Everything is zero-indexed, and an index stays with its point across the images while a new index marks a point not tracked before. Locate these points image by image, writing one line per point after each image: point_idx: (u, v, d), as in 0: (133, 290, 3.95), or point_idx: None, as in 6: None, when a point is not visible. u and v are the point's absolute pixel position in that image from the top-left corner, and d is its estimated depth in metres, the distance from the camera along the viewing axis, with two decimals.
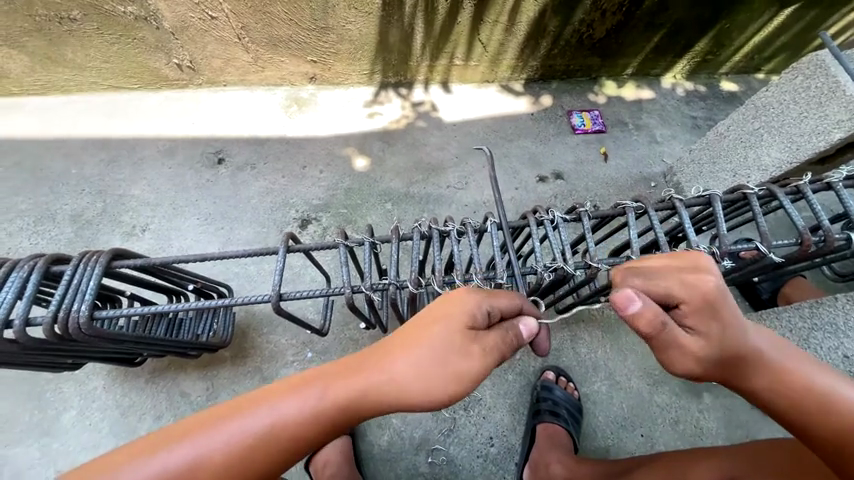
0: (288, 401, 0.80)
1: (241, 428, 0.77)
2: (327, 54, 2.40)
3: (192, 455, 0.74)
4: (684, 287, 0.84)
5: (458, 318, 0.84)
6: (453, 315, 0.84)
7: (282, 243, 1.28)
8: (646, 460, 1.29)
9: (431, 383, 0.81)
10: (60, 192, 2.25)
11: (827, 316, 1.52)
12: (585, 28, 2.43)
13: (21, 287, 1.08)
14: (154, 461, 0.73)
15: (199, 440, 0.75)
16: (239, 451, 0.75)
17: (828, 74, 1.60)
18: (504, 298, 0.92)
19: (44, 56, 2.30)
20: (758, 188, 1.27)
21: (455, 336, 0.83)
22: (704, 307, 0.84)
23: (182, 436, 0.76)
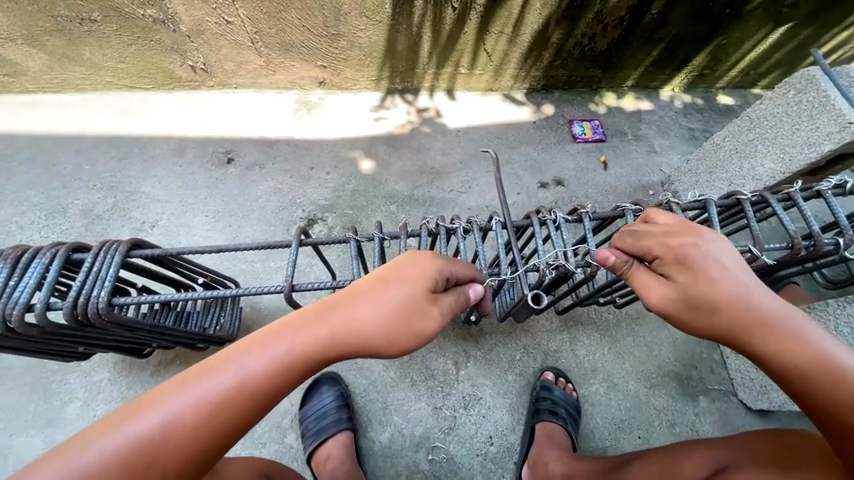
0: (229, 370, 0.74)
1: (179, 408, 0.70)
2: (337, 60, 2.47)
3: (159, 420, 0.69)
4: (660, 244, 0.90)
5: (415, 281, 0.87)
6: (412, 278, 0.87)
7: (294, 237, 1.32)
8: (642, 454, 1.33)
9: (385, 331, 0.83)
10: (72, 188, 2.29)
11: (818, 321, 1.57)
12: (586, 41, 2.51)
13: (43, 272, 1.12)
14: (101, 443, 0.66)
15: (165, 407, 0.70)
16: (212, 410, 0.72)
17: (818, 89, 1.66)
18: (461, 267, 0.99)
19: (62, 55, 2.37)
20: (751, 195, 1.33)
21: (413, 299, 0.86)
22: (675, 258, 0.88)
23: (148, 403, 0.70)
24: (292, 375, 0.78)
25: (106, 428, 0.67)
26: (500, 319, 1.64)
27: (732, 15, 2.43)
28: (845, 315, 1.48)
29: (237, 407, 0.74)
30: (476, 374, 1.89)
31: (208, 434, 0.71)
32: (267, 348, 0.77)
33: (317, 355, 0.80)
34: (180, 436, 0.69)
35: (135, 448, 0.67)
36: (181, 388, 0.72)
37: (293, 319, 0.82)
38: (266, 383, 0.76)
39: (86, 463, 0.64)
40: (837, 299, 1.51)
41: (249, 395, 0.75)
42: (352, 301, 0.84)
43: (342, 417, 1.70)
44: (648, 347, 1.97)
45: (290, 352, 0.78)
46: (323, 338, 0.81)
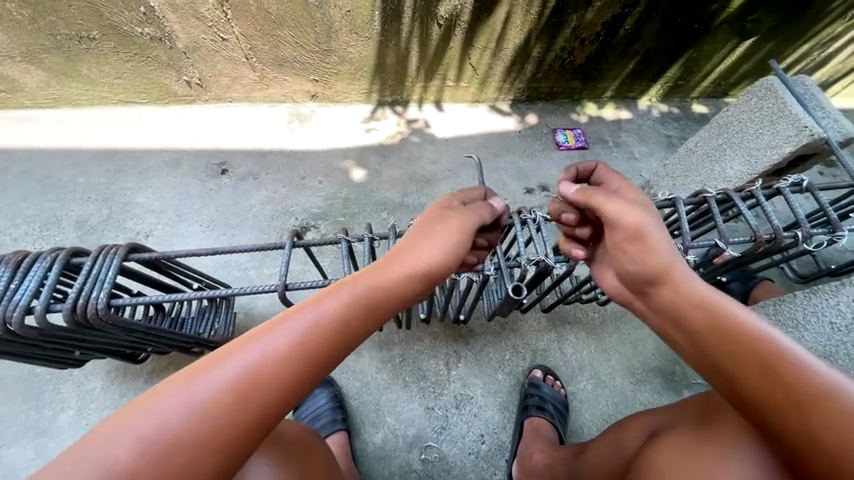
0: (311, 310, 0.77)
1: (271, 346, 0.73)
2: (328, 74, 2.57)
3: (259, 353, 0.72)
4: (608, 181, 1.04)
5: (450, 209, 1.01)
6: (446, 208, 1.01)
7: (287, 239, 1.38)
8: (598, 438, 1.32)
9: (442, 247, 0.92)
10: (66, 199, 2.33)
11: (788, 311, 1.64)
12: (566, 55, 2.65)
13: (43, 276, 1.16)
14: (213, 374, 0.69)
15: (263, 342, 0.73)
16: (303, 349, 0.74)
17: (776, 96, 1.81)
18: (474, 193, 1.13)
19: (60, 72, 2.44)
20: (717, 193, 1.42)
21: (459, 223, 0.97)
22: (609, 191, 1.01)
23: (248, 340, 0.74)
24: (367, 315, 0.82)
25: (189, 378, 0.69)
26: (488, 318, 1.70)
27: (701, 30, 2.60)
28: (810, 305, 1.60)
29: (313, 351, 0.75)
30: (467, 374, 1.94)
31: (300, 374, 0.73)
32: (340, 291, 0.81)
33: (385, 299, 0.85)
34: (261, 381, 0.70)
35: (230, 389, 0.69)
36: (256, 338, 0.74)
37: (365, 272, 0.86)
38: (349, 319, 0.79)
39: (203, 393, 0.68)
40: (802, 291, 1.63)
41: (321, 340, 0.76)
42: (409, 248, 0.91)
43: (337, 418, 1.74)
44: (632, 344, 2.04)
45: (364, 287, 0.83)
46: (395, 273, 0.87)
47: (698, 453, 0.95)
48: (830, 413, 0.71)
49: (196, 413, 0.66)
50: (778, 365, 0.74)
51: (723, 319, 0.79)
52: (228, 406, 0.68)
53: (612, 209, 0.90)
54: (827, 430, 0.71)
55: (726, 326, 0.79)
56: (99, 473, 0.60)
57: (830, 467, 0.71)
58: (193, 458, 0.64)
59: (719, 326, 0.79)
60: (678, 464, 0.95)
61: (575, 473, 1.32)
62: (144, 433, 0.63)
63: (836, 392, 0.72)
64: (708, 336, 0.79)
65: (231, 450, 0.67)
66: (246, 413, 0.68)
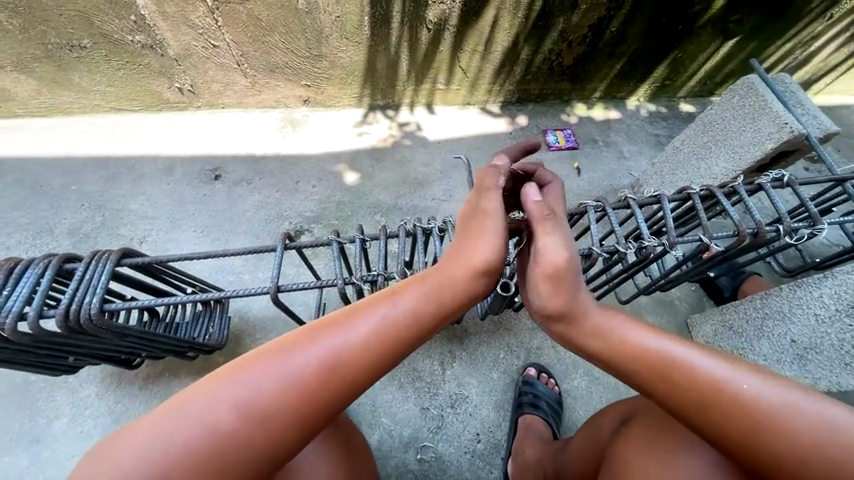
0: (388, 304, 0.80)
1: (355, 333, 0.77)
2: (320, 79, 2.60)
3: (340, 341, 0.75)
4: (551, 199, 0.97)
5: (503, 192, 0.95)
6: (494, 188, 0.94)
7: (279, 242, 1.39)
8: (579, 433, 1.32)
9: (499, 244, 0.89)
10: (60, 207, 2.33)
11: (775, 305, 1.69)
12: (554, 56, 2.69)
13: (35, 283, 1.16)
14: (300, 353, 0.74)
15: (345, 330, 0.77)
16: (378, 341, 0.77)
17: (758, 94, 1.85)
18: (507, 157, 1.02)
19: (51, 81, 2.44)
20: (700, 189, 1.45)
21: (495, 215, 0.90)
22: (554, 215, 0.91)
23: (332, 326, 0.77)
24: (434, 312, 0.82)
25: (278, 355, 0.73)
26: (481, 317, 1.71)
27: (685, 31, 2.65)
28: (796, 298, 1.62)
29: (383, 346, 0.77)
30: (462, 373, 1.95)
31: (370, 364, 0.76)
32: (413, 289, 0.83)
33: (451, 296, 0.84)
34: (338, 367, 0.74)
35: (313, 371, 0.73)
36: (333, 326, 0.77)
37: (435, 269, 0.87)
38: (418, 318, 0.81)
39: (292, 370, 0.72)
40: (788, 284, 1.65)
41: (390, 336, 0.78)
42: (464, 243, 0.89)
43: None
44: None
45: (432, 287, 0.84)
46: (457, 272, 0.86)
47: (664, 446, 0.95)
48: (738, 415, 0.74)
49: (281, 388, 0.71)
50: (675, 373, 0.78)
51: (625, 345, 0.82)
52: (312, 386, 0.72)
53: (544, 243, 0.85)
54: (736, 427, 0.74)
55: (630, 350, 0.82)
56: (202, 427, 0.67)
57: (748, 458, 0.75)
58: (276, 431, 0.70)
59: (625, 351, 0.82)
60: (646, 458, 0.96)
61: (559, 467, 1.34)
62: (235, 399, 0.69)
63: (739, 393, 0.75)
64: (611, 356, 0.83)
65: (306, 427, 0.72)
66: (325, 392, 0.73)
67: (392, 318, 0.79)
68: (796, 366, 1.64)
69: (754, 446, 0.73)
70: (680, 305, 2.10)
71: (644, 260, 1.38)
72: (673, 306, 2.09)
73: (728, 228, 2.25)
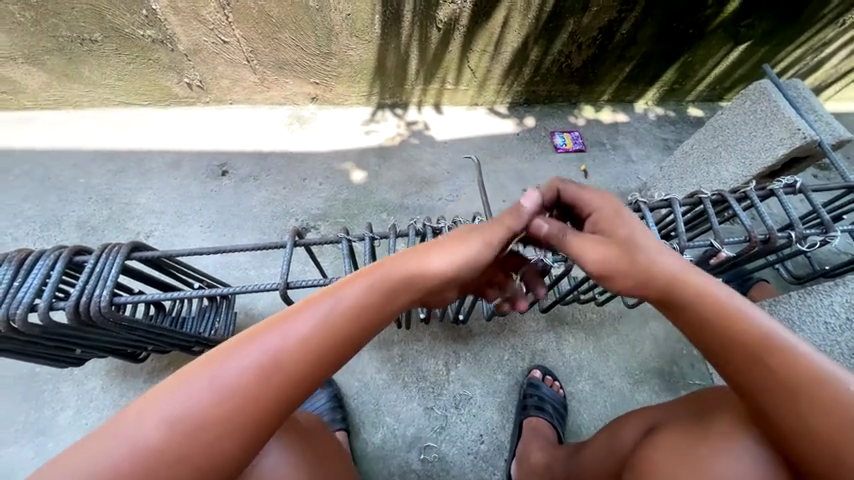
0: (330, 300, 0.78)
1: (293, 334, 0.74)
2: (329, 77, 2.60)
3: (277, 343, 0.72)
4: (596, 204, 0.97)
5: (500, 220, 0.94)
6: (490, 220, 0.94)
7: (288, 238, 1.39)
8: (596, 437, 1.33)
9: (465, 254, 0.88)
10: (67, 200, 2.34)
11: (783, 312, 1.66)
12: (564, 58, 2.69)
13: (46, 274, 1.17)
14: (234, 361, 0.70)
15: (282, 330, 0.73)
16: (321, 339, 0.75)
17: (770, 100, 1.84)
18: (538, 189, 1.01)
19: (61, 73, 2.45)
20: (712, 194, 1.44)
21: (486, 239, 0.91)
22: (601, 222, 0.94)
23: (267, 328, 0.74)
24: (379, 309, 0.81)
25: (209, 365, 0.69)
26: (487, 318, 1.72)
27: (696, 35, 2.64)
28: (805, 305, 1.62)
29: (337, 339, 0.76)
30: (466, 374, 1.95)
31: (315, 362, 0.74)
32: (358, 285, 0.81)
33: (400, 295, 0.84)
34: (294, 364, 0.73)
35: (251, 376, 0.70)
36: (281, 322, 0.74)
37: (391, 260, 0.86)
38: (362, 316, 0.79)
39: (226, 378, 0.69)
40: (797, 292, 1.65)
41: (346, 330, 0.78)
42: (431, 247, 0.88)
43: (335, 418, 1.74)
44: (630, 345, 2.05)
45: (378, 286, 0.82)
46: (408, 273, 0.85)
47: (697, 445, 0.94)
48: (815, 393, 0.73)
49: (217, 397, 0.68)
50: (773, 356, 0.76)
51: (715, 299, 0.81)
52: (252, 392, 0.69)
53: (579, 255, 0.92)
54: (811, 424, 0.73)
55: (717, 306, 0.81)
56: (130, 451, 0.62)
57: (798, 455, 0.76)
58: (215, 442, 0.66)
59: (706, 300, 0.81)
60: (674, 457, 0.95)
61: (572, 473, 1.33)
62: (174, 413, 0.66)
63: (833, 380, 0.73)
64: (708, 321, 0.81)
65: (252, 431, 0.69)
66: (268, 396, 0.70)
67: (334, 315, 0.77)
68: None
69: (820, 433, 0.72)
70: None
71: None
72: None
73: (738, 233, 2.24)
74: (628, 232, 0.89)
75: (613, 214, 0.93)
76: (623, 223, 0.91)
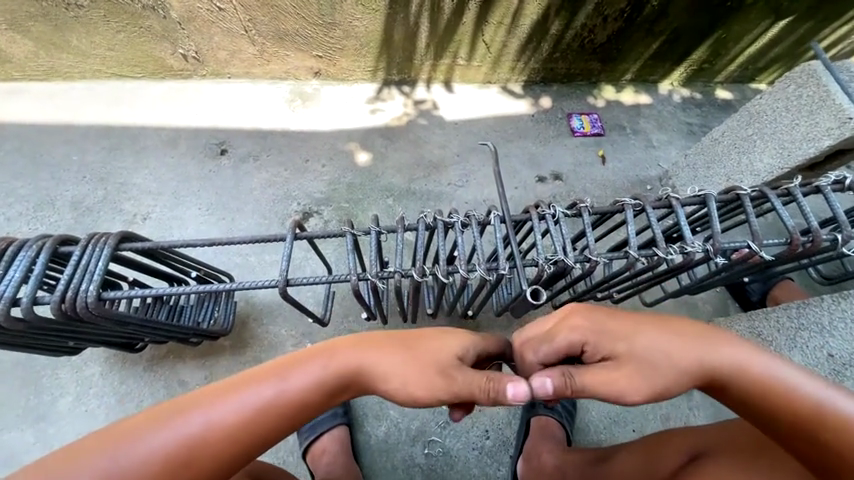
0: (274, 385, 0.79)
1: (230, 412, 0.76)
2: (333, 50, 2.42)
3: (210, 420, 0.75)
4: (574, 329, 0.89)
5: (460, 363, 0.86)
6: (450, 342, 0.89)
7: (289, 230, 1.29)
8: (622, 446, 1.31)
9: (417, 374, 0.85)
10: (61, 179, 2.24)
11: (813, 316, 1.60)
12: (586, 33, 2.48)
13: (29, 266, 1.09)
14: (166, 431, 0.73)
15: (220, 407, 0.76)
16: (253, 423, 0.77)
17: (819, 84, 1.66)
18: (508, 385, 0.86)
19: (48, 42, 2.30)
20: (751, 190, 1.31)
21: (439, 375, 0.84)
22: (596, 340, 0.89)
23: (208, 399, 0.77)
24: (316, 399, 0.82)
25: (145, 428, 0.72)
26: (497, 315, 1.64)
27: (733, 8, 2.41)
28: (839, 311, 1.53)
29: (279, 415, 0.79)
30: None
31: (245, 443, 0.77)
32: (306, 371, 0.82)
33: (342, 384, 0.84)
34: (235, 433, 0.76)
35: (178, 450, 0.72)
36: (228, 393, 0.77)
37: (344, 347, 0.86)
38: (299, 405, 0.80)
39: (154, 447, 0.71)
40: (830, 295, 1.57)
41: (289, 407, 0.80)
42: (381, 346, 0.87)
43: (337, 412, 1.68)
44: None
45: (323, 375, 0.82)
46: (352, 365, 0.85)
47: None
48: None
49: (142, 466, 0.70)
50: (821, 422, 0.79)
51: (742, 362, 0.84)
52: (177, 465, 0.72)
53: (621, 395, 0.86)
54: None
55: (747, 369, 0.84)
56: None
57: None
58: None
59: (750, 376, 0.84)
60: None
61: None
62: (101, 471, 0.68)
63: None
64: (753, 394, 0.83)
65: None
66: (192, 470, 0.73)
67: (271, 401, 0.78)
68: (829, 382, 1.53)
69: None
70: (703, 307, 2.01)
71: (683, 266, 1.29)
72: (696, 308, 2.00)
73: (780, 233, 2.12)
74: (625, 339, 0.87)
75: (598, 327, 0.89)
76: (614, 333, 0.88)
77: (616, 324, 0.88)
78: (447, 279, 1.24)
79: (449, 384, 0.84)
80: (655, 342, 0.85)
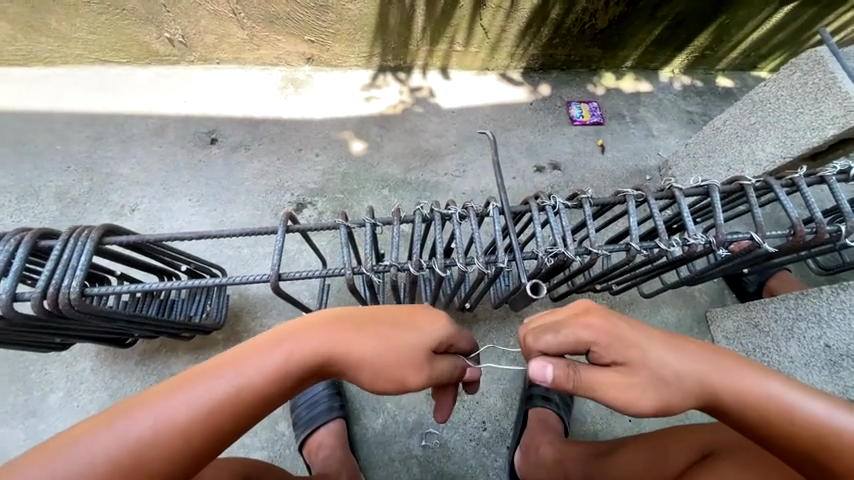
0: (242, 370, 0.77)
1: (197, 398, 0.74)
2: (325, 34, 2.34)
3: (176, 411, 0.73)
4: (588, 330, 0.87)
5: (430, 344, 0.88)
6: (422, 325, 0.89)
7: (281, 223, 1.25)
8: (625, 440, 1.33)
9: (390, 356, 0.85)
10: (44, 168, 2.17)
11: (811, 307, 1.59)
12: (587, 17, 2.41)
13: (7, 261, 1.04)
14: (131, 421, 0.71)
15: (187, 394, 0.74)
16: (222, 409, 0.75)
17: (825, 71, 1.62)
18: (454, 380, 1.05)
19: (25, 24, 2.19)
20: (755, 180, 1.29)
21: (409, 357, 0.86)
22: (610, 343, 0.87)
23: (172, 388, 0.74)
24: (288, 383, 0.80)
25: (109, 422, 0.70)
26: (495, 307, 1.61)
27: None
28: (838, 302, 1.52)
29: (240, 406, 0.76)
30: None
31: (216, 430, 0.75)
32: (274, 354, 0.80)
33: (314, 367, 0.82)
34: (200, 424, 0.73)
35: (145, 441, 0.70)
36: (188, 384, 0.75)
37: (316, 329, 0.84)
38: (271, 389, 0.78)
39: (119, 441, 0.69)
40: (829, 286, 1.54)
41: (255, 395, 0.77)
42: (354, 327, 0.86)
43: (333, 405, 1.68)
44: None
45: (294, 358, 0.81)
46: (322, 348, 0.83)
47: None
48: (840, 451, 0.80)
49: (107, 460, 0.68)
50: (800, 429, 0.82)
51: (727, 381, 0.85)
52: (145, 457, 0.70)
53: (639, 400, 0.85)
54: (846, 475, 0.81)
55: (733, 387, 0.84)
56: None
57: None
58: None
59: (735, 393, 0.84)
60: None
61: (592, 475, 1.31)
62: (58, 471, 0.66)
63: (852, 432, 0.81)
64: (740, 409, 0.84)
65: None
66: (161, 462, 0.71)
67: (241, 386, 0.77)
68: (826, 372, 1.56)
69: None
70: (701, 298, 2.01)
71: (686, 258, 1.26)
72: (693, 299, 2.00)
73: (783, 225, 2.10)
74: (637, 346, 0.86)
75: (610, 333, 0.87)
76: (625, 341, 0.86)
77: (626, 332, 0.87)
78: (445, 272, 1.21)
79: (418, 371, 0.87)
80: (657, 354, 0.85)
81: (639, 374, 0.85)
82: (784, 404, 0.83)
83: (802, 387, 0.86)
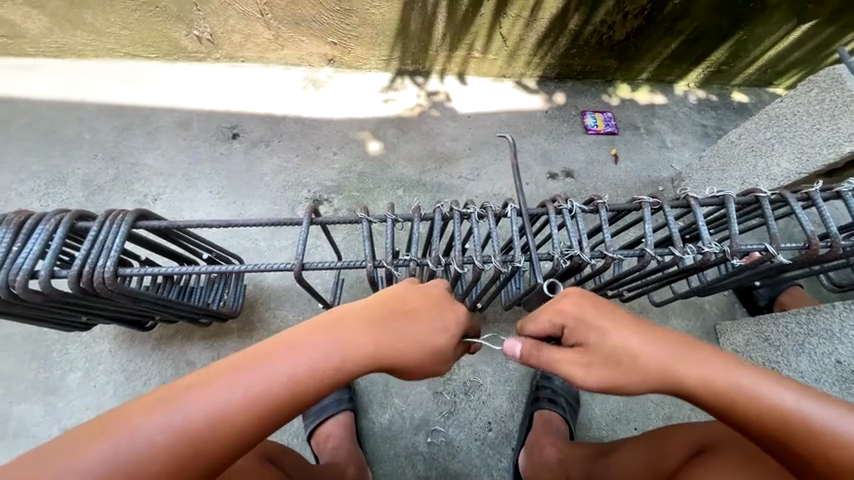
0: (289, 364, 0.80)
1: (247, 387, 0.77)
2: (348, 37, 2.40)
3: (228, 398, 0.76)
4: (558, 313, 0.93)
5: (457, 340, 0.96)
6: (453, 324, 0.96)
7: (305, 215, 1.29)
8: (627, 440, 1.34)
9: (424, 353, 0.91)
10: (73, 156, 2.25)
11: (823, 323, 1.59)
12: (605, 29, 2.45)
13: (47, 241, 1.09)
14: (186, 404, 0.74)
15: (237, 384, 0.77)
16: (270, 400, 0.78)
17: (844, 89, 1.63)
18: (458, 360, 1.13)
19: (62, 18, 2.27)
20: (771, 193, 1.30)
21: (439, 352, 0.93)
22: (577, 326, 0.91)
23: (222, 376, 0.77)
24: (331, 378, 0.83)
25: (164, 404, 0.74)
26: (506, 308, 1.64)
27: (755, 9, 2.38)
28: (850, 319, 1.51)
29: (285, 398, 0.79)
30: (478, 360, 1.89)
31: (263, 419, 0.78)
32: (319, 349, 0.83)
33: (355, 363, 0.85)
34: (249, 412, 0.77)
35: (199, 425, 0.74)
36: (239, 372, 0.78)
37: (360, 326, 0.87)
38: (315, 383, 0.82)
39: (174, 422, 0.73)
40: (842, 303, 1.53)
41: (300, 388, 0.80)
42: (393, 325, 0.90)
43: (343, 397, 1.69)
44: None
45: (338, 354, 0.84)
46: (364, 344, 0.86)
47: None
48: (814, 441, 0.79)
49: (162, 439, 0.72)
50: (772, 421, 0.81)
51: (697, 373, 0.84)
52: (198, 440, 0.74)
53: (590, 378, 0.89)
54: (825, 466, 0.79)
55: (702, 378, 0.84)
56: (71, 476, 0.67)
57: None
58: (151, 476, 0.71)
59: (704, 384, 0.84)
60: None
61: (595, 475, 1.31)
62: (117, 447, 0.70)
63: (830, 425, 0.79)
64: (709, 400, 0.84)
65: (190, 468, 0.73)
66: (211, 445, 0.75)
67: (288, 378, 0.80)
68: (837, 388, 1.55)
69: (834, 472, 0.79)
70: (711, 310, 2.01)
71: (700, 266, 1.28)
72: (702, 310, 2.00)
73: (796, 240, 2.10)
74: (600, 331, 0.89)
75: (577, 315, 0.91)
76: (589, 325, 0.90)
77: (593, 317, 0.90)
78: (463, 269, 1.24)
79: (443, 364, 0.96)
80: (621, 341, 0.87)
81: (597, 355, 0.89)
82: (758, 396, 0.82)
83: (780, 380, 0.84)
